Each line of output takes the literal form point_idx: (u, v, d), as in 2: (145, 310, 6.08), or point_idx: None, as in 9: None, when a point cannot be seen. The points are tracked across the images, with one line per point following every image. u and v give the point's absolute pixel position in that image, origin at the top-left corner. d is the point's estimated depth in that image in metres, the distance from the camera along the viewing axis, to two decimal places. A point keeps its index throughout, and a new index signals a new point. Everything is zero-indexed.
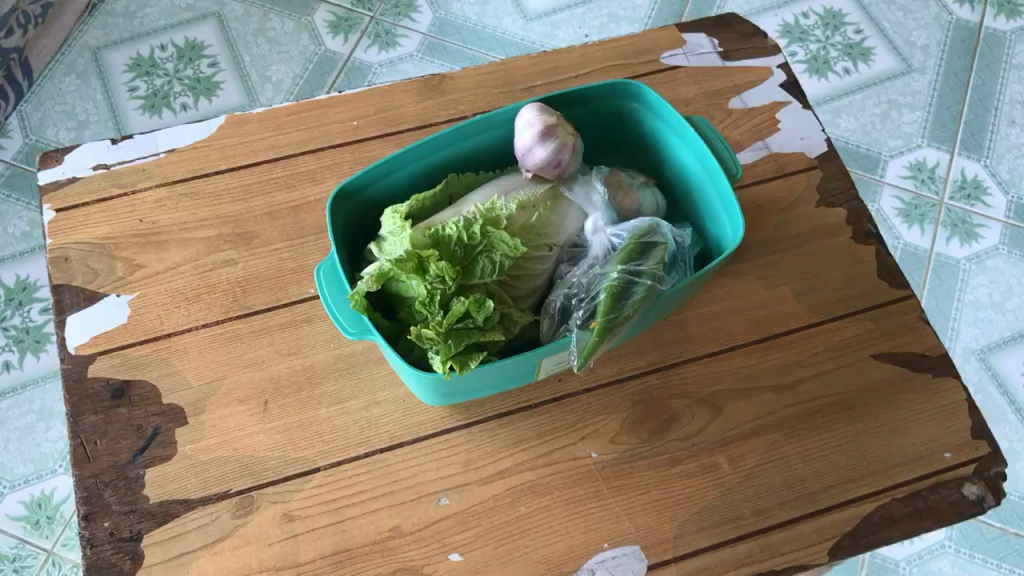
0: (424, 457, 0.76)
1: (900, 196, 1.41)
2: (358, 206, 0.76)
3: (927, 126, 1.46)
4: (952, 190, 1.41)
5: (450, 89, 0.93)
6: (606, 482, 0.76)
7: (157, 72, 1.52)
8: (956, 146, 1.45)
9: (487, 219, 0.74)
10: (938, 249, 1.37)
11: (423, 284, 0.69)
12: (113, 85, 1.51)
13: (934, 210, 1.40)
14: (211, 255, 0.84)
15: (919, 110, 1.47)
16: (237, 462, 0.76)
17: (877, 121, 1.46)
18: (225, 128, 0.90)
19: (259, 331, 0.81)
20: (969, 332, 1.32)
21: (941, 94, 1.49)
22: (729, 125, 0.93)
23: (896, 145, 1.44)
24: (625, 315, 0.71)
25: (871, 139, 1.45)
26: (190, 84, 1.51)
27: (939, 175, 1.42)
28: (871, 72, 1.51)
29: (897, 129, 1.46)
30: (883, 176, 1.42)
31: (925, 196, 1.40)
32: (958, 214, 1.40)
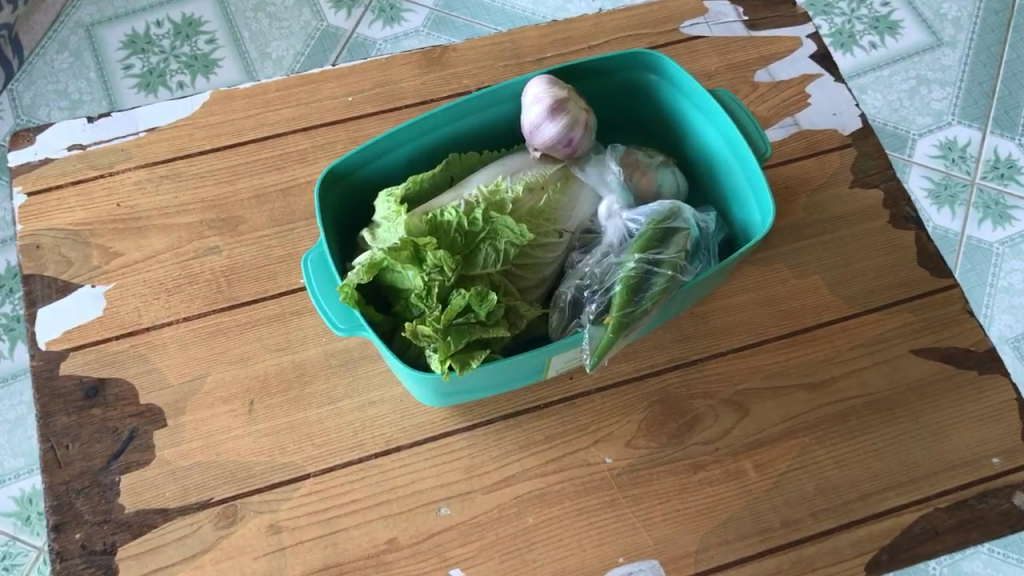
0: (422, 463, 0.70)
1: (929, 175, 1.33)
2: (349, 189, 0.70)
3: (958, 102, 1.38)
4: (985, 170, 1.33)
5: (452, 62, 0.86)
6: (621, 490, 0.69)
7: (153, 49, 1.45)
8: (988, 123, 1.36)
9: (491, 203, 0.68)
10: (970, 232, 1.29)
11: (420, 276, 0.63)
12: (107, 62, 1.44)
13: (965, 190, 1.32)
14: (193, 243, 0.78)
15: (950, 87, 1.39)
16: (220, 468, 0.70)
17: (905, 98, 1.38)
18: (210, 105, 0.83)
19: (246, 325, 0.74)
20: (1004, 320, 1.25)
21: (973, 69, 1.40)
22: (755, 101, 0.85)
23: (925, 123, 1.36)
24: (644, 310, 0.64)
25: (898, 117, 1.37)
26: (187, 62, 1.44)
27: (971, 154, 1.34)
28: (899, 47, 1.42)
29: (927, 106, 1.38)
30: (912, 155, 1.34)
31: (955, 176, 1.33)
32: (990, 195, 1.32)
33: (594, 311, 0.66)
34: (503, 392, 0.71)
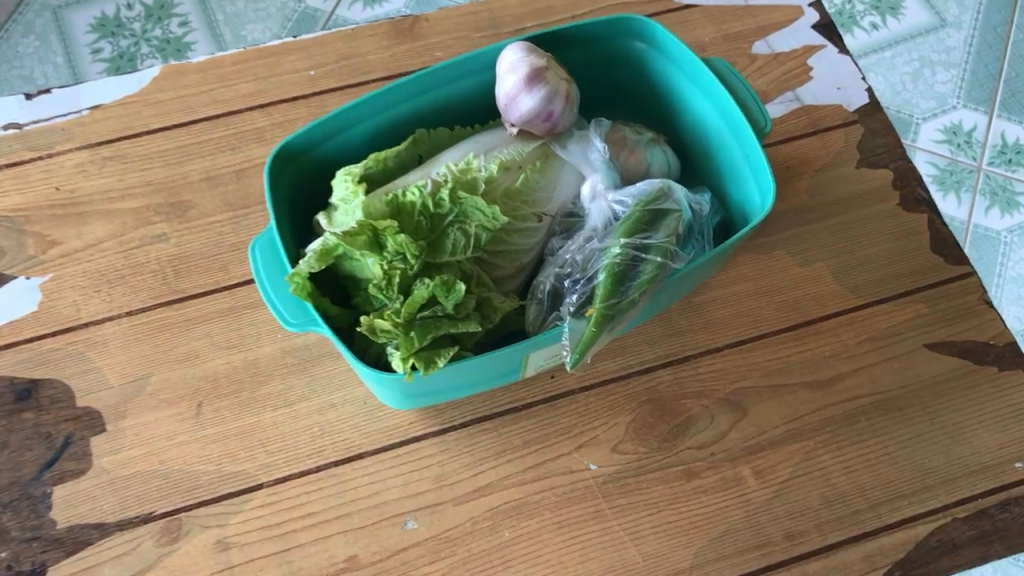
0: (387, 472, 0.63)
1: (933, 161, 1.19)
2: (304, 169, 0.63)
3: (963, 85, 1.23)
4: (991, 155, 1.19)
5: (424, 34, 0.79)
6: (607, 500, 0.63)
7: (124, 33, 1.31)
8: (994, 106, 1.22)
9: (460, 183, 0.61)
10: (977, 221, 1.16)
11: (379, 263, 0.56)
12: (75, 43, 1.30)
13: (973, 176, 1.18)
14: (138, 230, 0.71)
15: (955, 69, 1.24)
16: (164, 478, 0.63)
17: (908, 80, 1.23)
18: (160, 80, 0.76)
19: (195, 320, 0.68)
20: (1013, 311, 1.13)
21: (980, 50, 1.25)
22: (752, 74, 0.79)
23: (929, 107, 1.22)
24: (631, 301, 0.58)
25: (900, 101, 1.22)
26: (160, 46, 1.31)
27: (977, 139, 1.20)
28: (900, 30, 1.26)
29: (930, 89, 1.23)
30: (915, 141, 1.20)
31: (961, 162, 1.19)
32: (999, 181, 1.18)
33: (576, 303, 0.59)
34: (476, 392, 0.65)
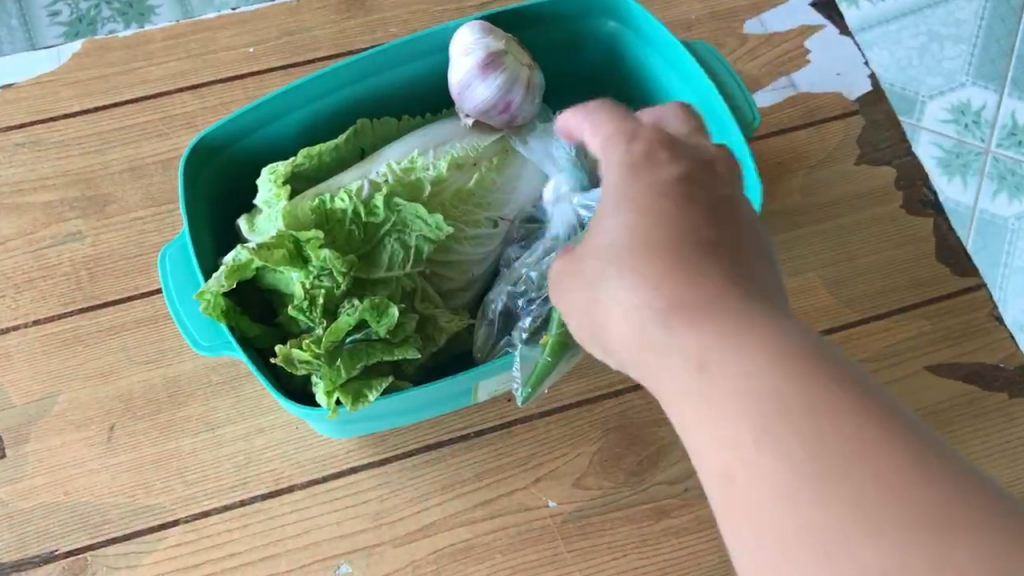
0: (319, 508, 0.56)
1: (939, 141, 0.98)
2: (226, 167, 0.56)
3: (973, 61, 1.00)
4: (999, 136, 0.98)
5: (378, 7, 0.71)
6: (566, 543, 0.56)
7: None
8: (1006, 84, 1.00)
9: (403, 185, 0.53)
10: (982, 205, 0.96)
11: (302, 281, 0.48)
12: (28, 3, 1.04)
13: (980, 160, 0.98)
14: (50, 227, 0.63)
15: (965, 43, 1.01)
16: (68, 512, 0.56)
17: (915, 55, 1.00)
18: (82, 56, 0.68)
19: (110, 331, 0.60)
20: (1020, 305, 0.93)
21: (993, 22, 1.02)
22: (743, 56, 0.71)
23: (936, 84, 1.00)
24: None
25: (907, 78, 1.00)
26: (121, 6, 1.05)
27: (986, 119, 0.99)
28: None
29: (938, 65, 1.00)
30: (921, 120, 0.99)
31: (968, 143, 0.98)
32: (1006, 165, 0.98)
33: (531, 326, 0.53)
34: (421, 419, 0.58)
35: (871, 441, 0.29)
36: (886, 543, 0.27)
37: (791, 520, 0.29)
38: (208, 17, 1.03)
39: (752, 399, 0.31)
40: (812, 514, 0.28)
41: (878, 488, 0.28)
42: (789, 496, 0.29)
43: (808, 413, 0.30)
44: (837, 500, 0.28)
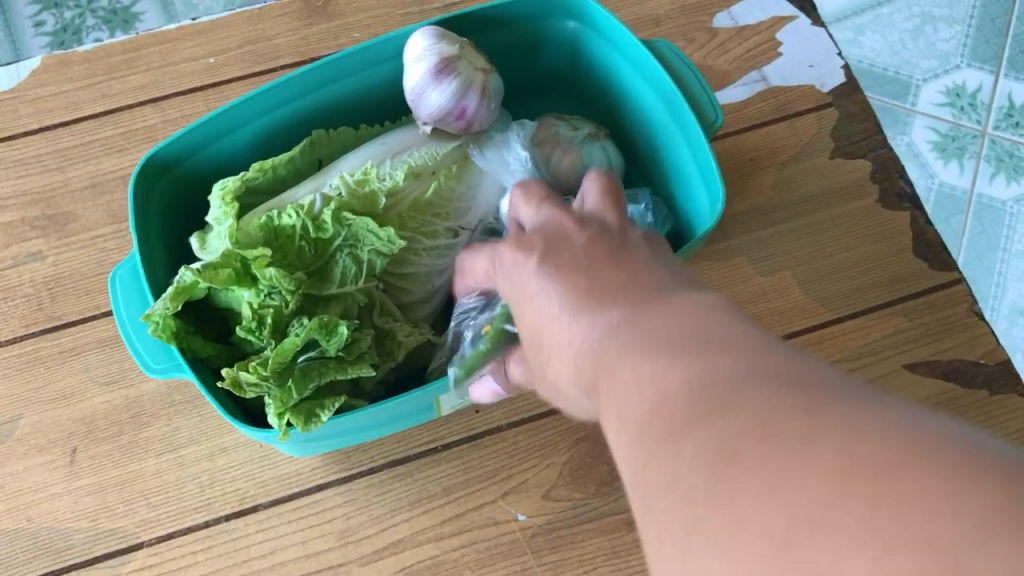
0: (284, 528, 0.55)
1: (934, 125, 0.96)
2: (177, 184, 0.55)
3: (967, 42, 0.98)
4: (996, 118, 0.97)
5: (340, 12, 0.70)
6: (537, 557, 0.55)
7: (66, 3, 1.04)
8: (1001, 65, 0.98)
9: (356, 198, 0.52)
10: (980, 188, 0.94)
11: (250, 301, 0.47)
12: (12, 12, 1.03)
13: (977, 143, 0.96)
14: (11, 248, 0.63)
15: (958, 24, 0.99)
16: (31, 538, 0.55)
17: (908, 38, 0.98)
18: (41, 72, 0.67)
19: (71, 352, 0.60)
20: (1019, 289, 0.91)
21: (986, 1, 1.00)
22: (713, 51, 0.69)
23: (929, 67, 0.98)
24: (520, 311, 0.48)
25: (900, 61, 0.97)
26: (104, 14, 1.04)
27: (982, 101, 0.97)
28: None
29: (931, 47, 0.98)
30: (915, 104, 0.96)
31: (964, 126, 0.96)
32: (1004, 147, 0.96)
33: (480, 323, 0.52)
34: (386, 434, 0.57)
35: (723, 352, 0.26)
36: (712, 430, 0.24)
37: (644, 439, 0.25)
38: (191, 20, 1.02)
39: (633, 346, 0.29)
40: (650, 421, 0.26)
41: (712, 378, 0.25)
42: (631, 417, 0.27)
43: (672, 340, 0.28)
44: (661, 399, 0.26)
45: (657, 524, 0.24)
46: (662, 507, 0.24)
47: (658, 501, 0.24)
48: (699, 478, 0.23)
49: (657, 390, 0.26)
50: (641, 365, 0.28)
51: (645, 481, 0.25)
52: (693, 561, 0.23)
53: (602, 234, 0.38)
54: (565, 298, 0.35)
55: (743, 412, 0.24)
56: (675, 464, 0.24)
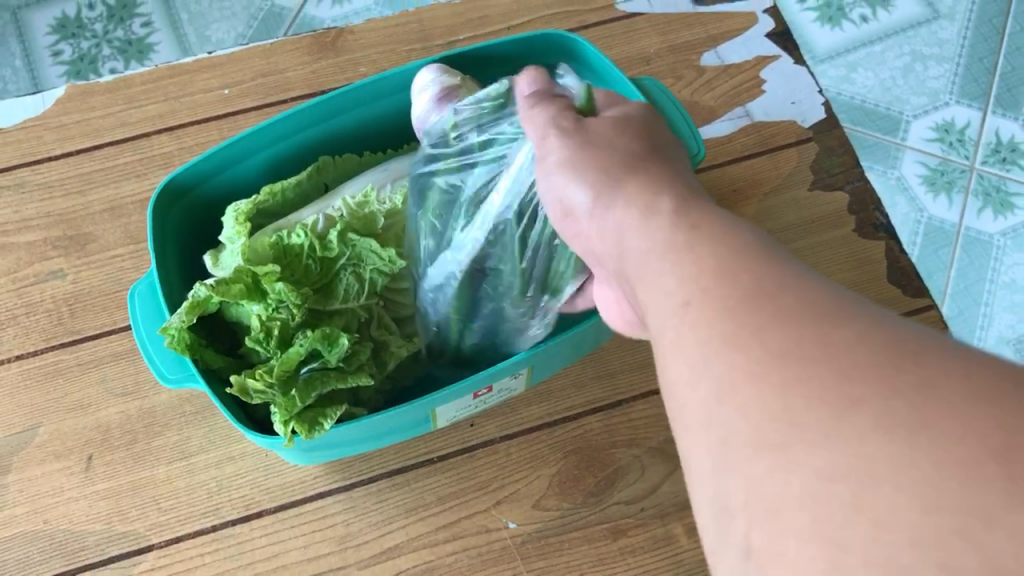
0: (288, 532, 0.58)
1: (924, 160, 1.00)
2: (194, 206, 0.58)
3: (956, 80, 1.03)
4: (984, 154, 1.01)
5: (348, 47, 0.74)
6: (526, 562, 0.58)
7: (85, 34, 1.09)
8: (989, 102, 1.03)
9: (358, 219, 0.56)
10: (967, 221, 0.97)
11: (260, 314, 0.51)
12: (32, 42, 1.08)
13: (965, 176, 0.99)
14: (34, 266, 0.66)
15: (947, 63, 1.04)
16: (48, 539, 0.58)
17: (898, 75, 1.03)
18: (65, 102, 0.71)
19: (89, 364, 0.63)
20: (1006, 320, 0.93)
21: (973, 43, 1.05)
22: (700, 87, 0.73)
23: (920, 103, 1.02)
24: (559, 292, 0.53)
25: (891, 96, 1.02)
26: (119, 45, 1.08)
27: (970, 137, 1.01)
28: (891, 22, 1.06)
29: (921, 84, 1.03)
30: (904, 139, 1.00)
31: (953, 161, 1.00)
32: (990, 182, 1.00)
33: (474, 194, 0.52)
34: (388, 440, 0.58)
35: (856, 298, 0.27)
36: (862, 330, 0.25)
37: (772, 311, 0.26)
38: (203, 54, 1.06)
39: (749, 241, 0.30)
40: (777, 299, 0.26)
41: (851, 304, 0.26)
42: (749, 293, 0.27)
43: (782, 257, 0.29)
44: (791, 293, 0.27)
45: (774, 397, 0.24)
46: (791, 377, 0.24)
47: (781, 373, 0.25)
48: (867, 359, 0.24)
49: (718, 308, 0.27)
50: (746, 264, 0.28)
51: (763, 345, 0.25)
52: (842, 438, 0.23)
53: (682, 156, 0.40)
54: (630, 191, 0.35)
55: (918, 340, 0.24)
56: (823, 341, 0.25)
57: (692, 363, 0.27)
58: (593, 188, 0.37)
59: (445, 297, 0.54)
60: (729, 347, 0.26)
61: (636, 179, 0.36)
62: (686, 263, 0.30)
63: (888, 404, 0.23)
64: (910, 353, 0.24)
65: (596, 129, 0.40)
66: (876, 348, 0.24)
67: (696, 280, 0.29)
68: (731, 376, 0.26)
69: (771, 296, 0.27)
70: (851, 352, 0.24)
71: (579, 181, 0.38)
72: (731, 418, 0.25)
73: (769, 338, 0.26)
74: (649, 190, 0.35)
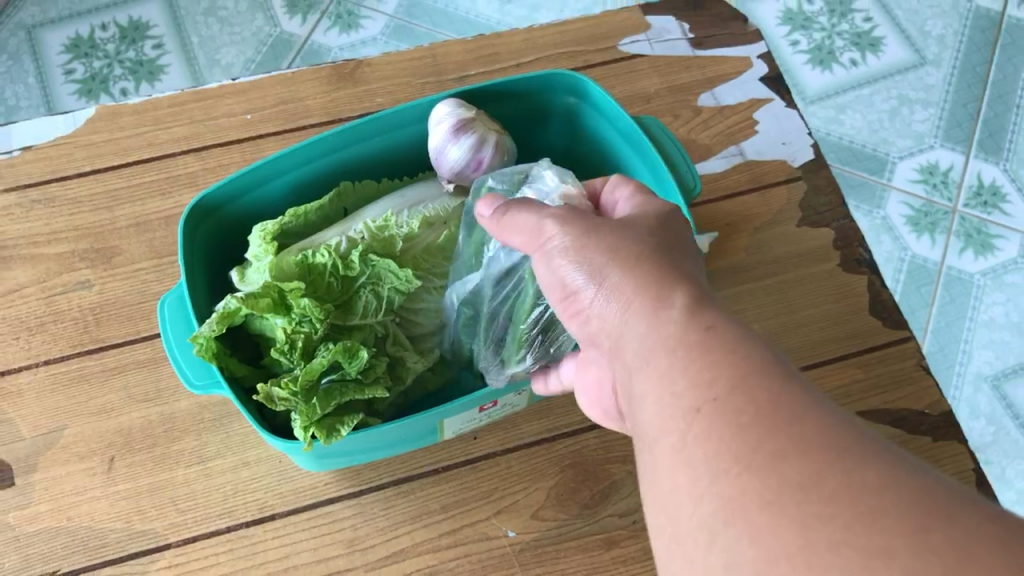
0: (298, 535, 0.62)
1: (909, 201, 1.09)
2: (219, 225, 0.62)
3: (941, 124, 1.13)
4: (966, 197, 1.08)
5: (366, 78, 0.79)
6: (523, 569, 0.61)
7: (97, 54, 1.21)
8: (972, 146, 1.11)
9: (378, 241, 0.59)
10: (950, 262, 1.05)
11: (284, 326, 0.54)
12: (45, 60, 1.21)
13: (947, 217, 1.07)
14: (62, 276, 0.70)
15: (933, 108, 1.14)
16: (70, 535, 0.61)
17: (885, 118, 1.13)
18: (95, 122, 0.75)
19: (113, 371, 0.66)
20: (984, 357, 1.01)
21: (959, 90, 1.15)
22: (697, 126, 0.78)
23: (906, 145, 1.12)
24: (506, 364, 0.58)
25: (879, 138, 1.12)
26: (131, 67, 1.20)
27: (953, 179, 1.09)
28: (880, 67, 1.16)
29: (908, 127, 1.13)
30: (890, 179, 1.10)
31: (937, 203, 1.08)
32: (972, 223, 1.07)
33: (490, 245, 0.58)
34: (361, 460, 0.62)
35: (867, 440, 0.31)
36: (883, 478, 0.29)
37: (792, 455, 0.31)
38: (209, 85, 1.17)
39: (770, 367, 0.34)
40: (800, 438, 0.31)
41: (864, 449, 0.31)
42: (771, 426, 0.32)
43: (801, 392, 0.33)
44: (815, 433, 0.31)
45: (793, 535, 0.29)
46: (815, 514, 0.29)
47: (805, 510, 0.29)
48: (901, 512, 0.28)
49: (741, 432, 0.32)
50: (774, 398, 0.33)
51: (783, 479, 0.30)
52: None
53: (686, 249, 0.43)
54: (638, 287, 0.40)
55: (935, 497, 0.29)
56: (851, 488, 0.29)
57: (695, 471, 0.33)
58: (599, 275, 0.42)
59: (451, 324, 0.61)
60: (738, 468, 0.31)
61: (642, 270, 0.40)
62: (693, 368, 0.35)
63: (894, 540, 0.27)
64: (936, 510, 0.28)
65: (599, 221, 0.44)
66: (902, 505, 0.28)
67: (710, 389, 0.34)
68: (743, 503, 0.31)
69: (799, 435, 0.31)
70: (878, 500, 0.29)
71: (585, 266, 0.42)
72: (743, 541, 0.30)
73: (773, 466, 0.31)
74: (664, 285, 0.40)
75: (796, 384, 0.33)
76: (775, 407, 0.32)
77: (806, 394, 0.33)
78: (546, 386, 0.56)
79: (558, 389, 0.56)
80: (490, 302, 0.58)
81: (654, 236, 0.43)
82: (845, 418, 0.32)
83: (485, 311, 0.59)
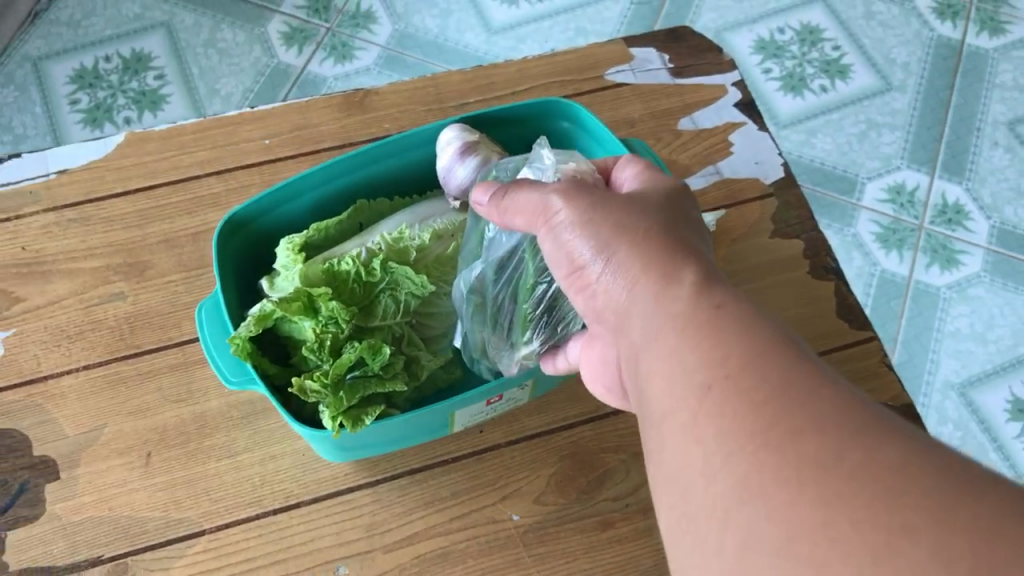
0: (322, 520, 0.68)
1: (878, 219, 1.16)
2: (247, 240, 0.68)
3: (907, 146, 1.21)
4: (932, 215, 1.16)
5: (374, 106, 0.86)
6: (527, 548, 0.67)
7: (102, 85, 1.27)
8: (936, 168, 1.19)
9: (394, 251, 0.66)
10: (918, 276, 1.13)
11: (314, 327, 0.61)
12: (52, 91, 1.27)
13: (914, 234, 1.15)
14: (98, 288, 0.76)
15: (899, 131, 1.22)
16: (113, 523, 0.67)
17: (854, 141, 1.21)
18: (124, 147, 0.82)
19: (147, 374, 0.72)
20: (950, 365, 1.08)
21: (923, 115, 1.23)
22: (678, 148, 0.85)
23: (874, 166, 1.20)
24: (518, 348, 0.63)
25: (848, 159, 1.20)
26: (135, 96, 1.27)
27: (919, 199, 1.17)
28: (848, 93, 1.25)
29: (875, 149, 1.21)
30: (860, 199, 1.18)
31: (904, 220, 1.16)
32: (938, 239, 1.15)
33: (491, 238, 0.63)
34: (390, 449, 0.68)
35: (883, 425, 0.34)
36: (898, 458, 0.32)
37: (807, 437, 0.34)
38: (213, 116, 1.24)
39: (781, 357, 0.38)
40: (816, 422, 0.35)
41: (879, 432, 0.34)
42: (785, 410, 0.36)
43: (818, 382, 0.37)
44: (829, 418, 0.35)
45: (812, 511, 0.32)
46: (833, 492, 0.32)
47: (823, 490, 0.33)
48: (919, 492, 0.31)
49: (757, 419, 0.36)
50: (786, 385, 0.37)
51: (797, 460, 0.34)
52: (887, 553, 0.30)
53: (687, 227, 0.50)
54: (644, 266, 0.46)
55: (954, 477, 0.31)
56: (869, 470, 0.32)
57: (711, 452, 0.37)
58: (607, 252, 0.48)
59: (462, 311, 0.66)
60: (753, 446, 0.35)
61: (648, 251, 0.47)
62: (704, 348, 0.40)
63: (920, 521, 0.30)
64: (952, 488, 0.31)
65: (606, 200, 0.51)
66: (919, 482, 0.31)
67: (722, 371, 0.38)
68: (761, 484, 0.34)
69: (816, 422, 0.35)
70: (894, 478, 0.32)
71: (593, 244, 0.49)
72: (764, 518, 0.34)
73: (784, 446, 0.35)
74: (670, 266, 0.46)
75: (812, 376, 0.37)
76: (784, 389, 0.37)
77: (821, 384, 0.37)
78: (555, 365, 0.61)
79: (566, 369, 0.61)
80: (493, 287, 0.63)
81: (657, 217, 0.49)
82: (856, 400, 0.36)
83: (490, 298, 0.63)
